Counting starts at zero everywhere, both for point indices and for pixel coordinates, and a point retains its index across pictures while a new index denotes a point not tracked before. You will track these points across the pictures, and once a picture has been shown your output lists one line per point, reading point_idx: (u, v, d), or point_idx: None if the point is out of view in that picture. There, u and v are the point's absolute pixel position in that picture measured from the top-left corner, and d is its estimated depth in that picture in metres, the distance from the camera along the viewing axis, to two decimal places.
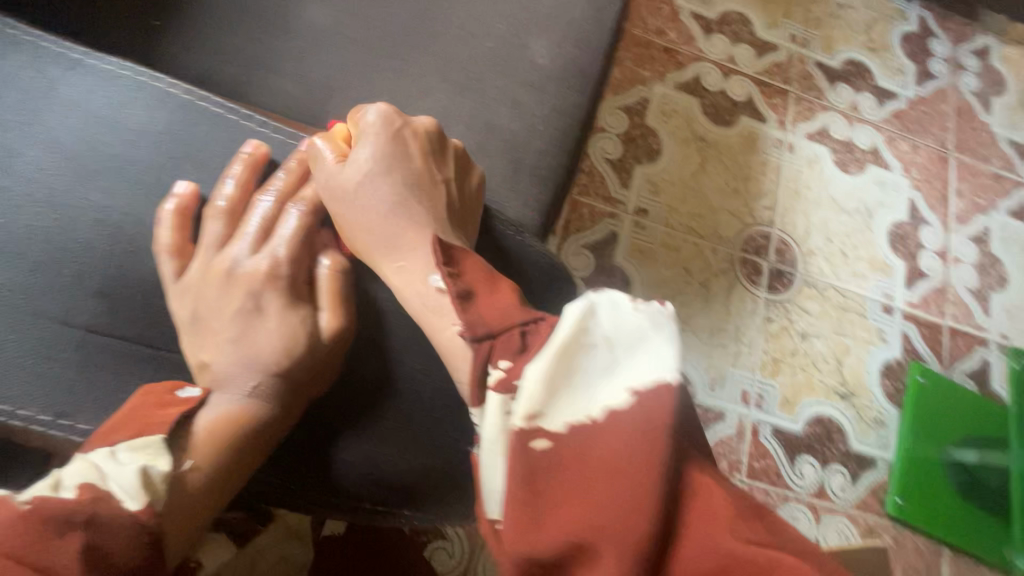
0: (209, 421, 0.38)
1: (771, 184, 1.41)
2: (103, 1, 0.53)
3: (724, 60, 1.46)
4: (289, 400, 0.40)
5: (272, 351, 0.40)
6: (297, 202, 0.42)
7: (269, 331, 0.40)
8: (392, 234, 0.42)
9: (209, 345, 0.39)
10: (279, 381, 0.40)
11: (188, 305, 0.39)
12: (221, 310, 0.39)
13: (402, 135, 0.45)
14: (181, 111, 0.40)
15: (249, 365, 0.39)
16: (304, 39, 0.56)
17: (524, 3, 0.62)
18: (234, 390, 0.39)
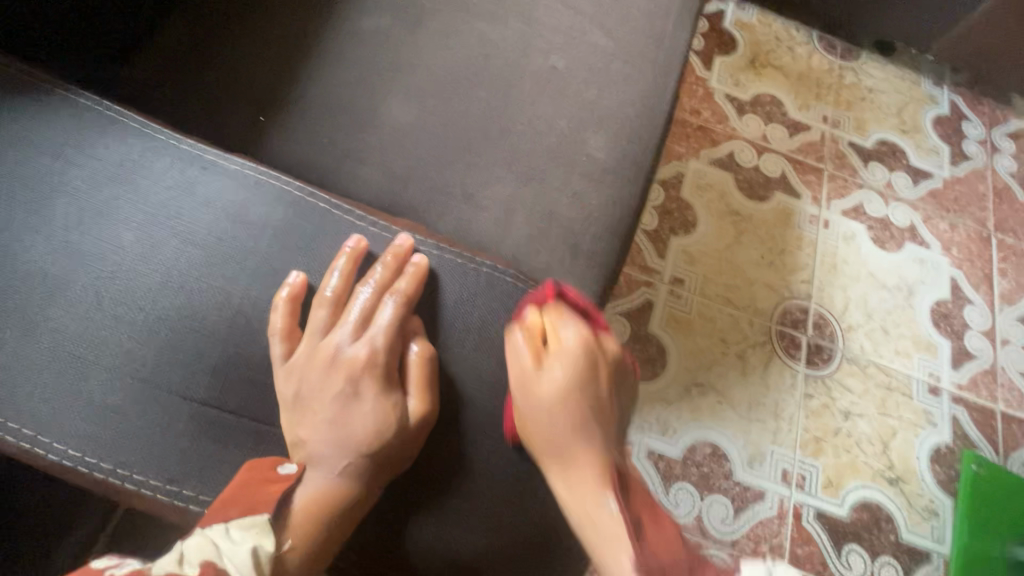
0: (304, 499, 0.38)
1: (807, 259, 1.42)
2: (219, 99, 0.60)
3: (758, 139, 1.52)
4: (373, 480, 0.39)
5: (365, 435, 0.39)
6: (394, 292, 0.42)
7: (364, 414, 0.40)
8: (567, 451, 0.47)
9: (307, 424, 0.39)
10: (370, 463, 0.39)
11: (290, 385, 0.39)
12: (320, 393, 0.39)
13: (592, 359, 0.49)
14: (295, 207, 0.43)
15: (342, 449, 0.39)
16: (387, 133, 0.62)
17: (583, 102, 0.69)
18: (326, 468, 0.39)
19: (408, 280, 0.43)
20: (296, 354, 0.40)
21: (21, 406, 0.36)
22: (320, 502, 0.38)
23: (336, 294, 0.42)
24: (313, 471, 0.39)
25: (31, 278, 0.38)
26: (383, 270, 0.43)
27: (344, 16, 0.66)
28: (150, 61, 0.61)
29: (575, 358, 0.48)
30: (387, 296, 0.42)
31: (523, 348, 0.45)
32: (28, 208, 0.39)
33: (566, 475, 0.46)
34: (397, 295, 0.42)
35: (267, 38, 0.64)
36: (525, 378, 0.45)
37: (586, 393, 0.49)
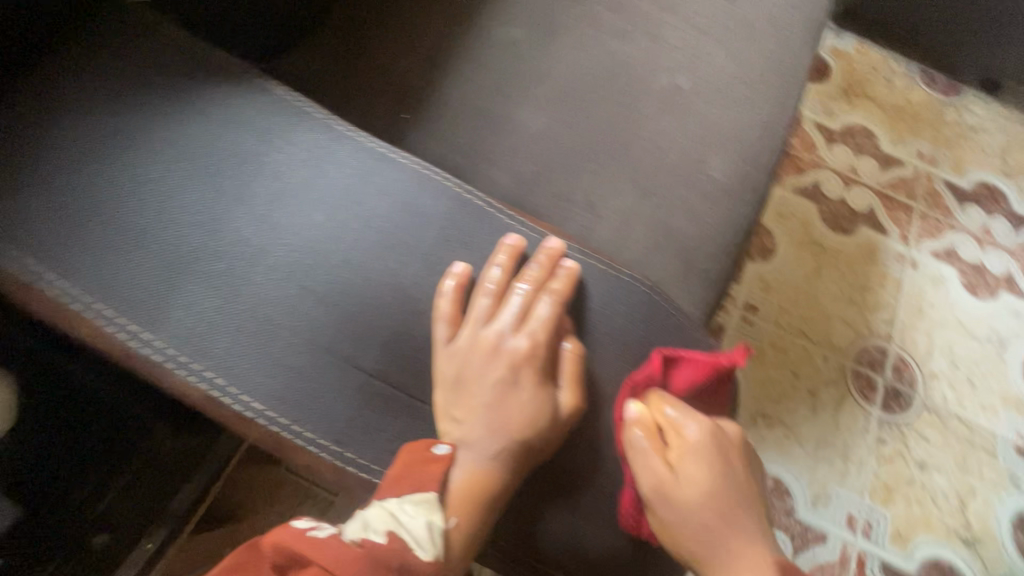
0: (461, 475, 0.41)
1: (890, 298, 1.37)
2: (362, 95, 0.65)
3: (846, 170, 1.48)
4: (519, 463, 0.42)
5: (519, 421, 0.42)
6: (549, 292, 0.45)
7: (521, 402, 0.42)
8: (724, 546, 0.44)
9: (466, 406, 0.42)
10: (521, 447, 0.42)
11: (452, 364, 0.42)
12: (482, 377, 0.42)
13: (719, 446, 0.46)
14: (459, 202, 0.46)
15: (498, 431, 0.42)
16: (515, 138, 0.65)
17: (703, 122, 0.70)
18: (477, 450, 0.41)
19: (563, 279, 0.45)
20: (459, 338, 0.43)
21: (218, 358, 0.41)
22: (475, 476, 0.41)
23: (498, 289, 0.44)
24: (468, 448, 0.41)
25: (234, 245, 0.42)
26: (539, 268, 0.45)
27: (480, 25, 0.70)
28: (306, 56, 0.66)
29: (703, 450, 0.45)
30: (543, 294, 0.45)
31: (649, 456, 0.44)
32: (234, 183, 0.44)
33: (721, 569, 0.43)
34: (553, 293, 0.44)
35: (410, 40, 0.68)
36: (659, 482, 0.44)
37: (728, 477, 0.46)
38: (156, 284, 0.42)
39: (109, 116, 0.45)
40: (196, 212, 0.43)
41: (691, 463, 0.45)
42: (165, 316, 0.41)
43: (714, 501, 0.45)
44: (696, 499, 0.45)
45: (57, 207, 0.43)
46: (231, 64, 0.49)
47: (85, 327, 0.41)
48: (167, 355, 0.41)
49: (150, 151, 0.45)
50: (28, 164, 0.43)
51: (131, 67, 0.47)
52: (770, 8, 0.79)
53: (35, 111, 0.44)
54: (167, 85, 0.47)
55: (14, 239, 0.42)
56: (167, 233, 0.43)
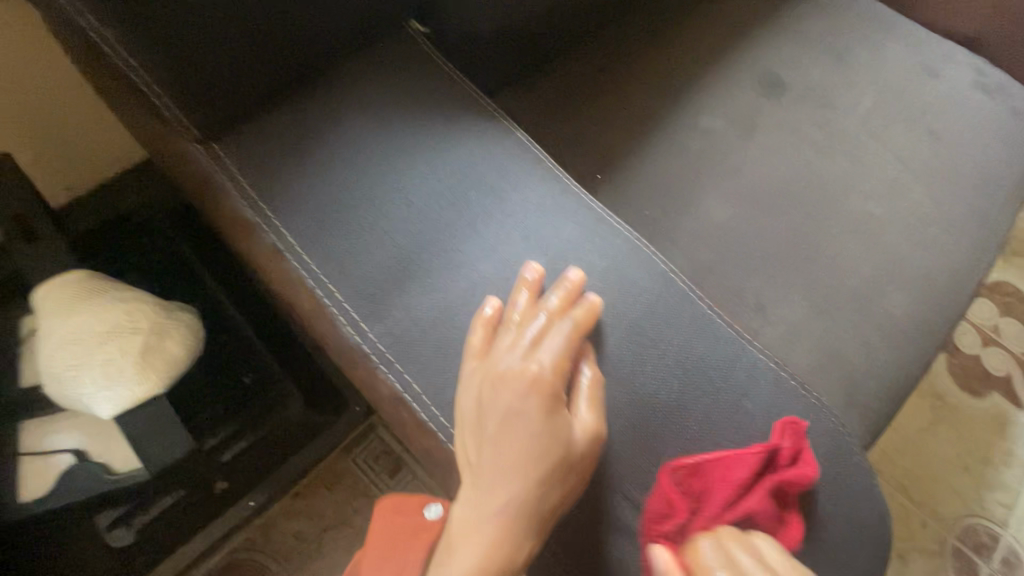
0: (470, 520, 0.41)
1: (1013, 481, 1.26)
2: (565, 147, 0.68)
3: (988, 327, 1.38)
4: (521, 510, 0.40)
5: (530, 457, 0.40)
6: (569, 316, 0.43)
7: (531, 438, 0.40)
8: None
9: (477, 444, 0.41)
10: (528, 486, 0.40)
11: (471, 398, 0.42)
12: (499, 407, 0.41)
13: None
14: (668, 283, 0.48)
15: (505, 471, 0.40)
16: (700, 224, 0.66)
17: (891, 254, 0.68)
18: (484, 492, 0.40)
19: (583, 310, 0.44)
20: (471, 372, 0.42)
21: (421, 368, 0.43)
22: (488, 519, 0.40)
23: (520, 316, 0.44)
24: (479, 490, 0.41)
25: (462, 266, 0.45)
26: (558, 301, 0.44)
27: (686, 107, 0.72)
28: (522, 98, 0.70)
29: None
30: (561, 319, 0.43)
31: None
32: (472, 210, 0.47)
33: None
34: (572, 322, 0.43)
35: (619, 106, 0.71)
36: None
37: None
38: (381, 283, 0.45)
39: (376, 123, 0.50)
40: (432, 226, 0.46)
41: None
42: (383, 312, 0.44)
43: None
44: None
45: (318, 194, 0.48)
46: (483, 98, 0.53)
47: (314, 308, 0.46)
48: (377, 351, 0.44)
49: (403, 161, 0.48)
50: (304, 153, 0.49)
51: (403, 82, 0.52)
52: (978, 155, 0.76)
53: (316, 105, 0.50)
54: (430, 107, 0.51)
55: (277, 211, 0.47)
56: (403, 237, 0.46)
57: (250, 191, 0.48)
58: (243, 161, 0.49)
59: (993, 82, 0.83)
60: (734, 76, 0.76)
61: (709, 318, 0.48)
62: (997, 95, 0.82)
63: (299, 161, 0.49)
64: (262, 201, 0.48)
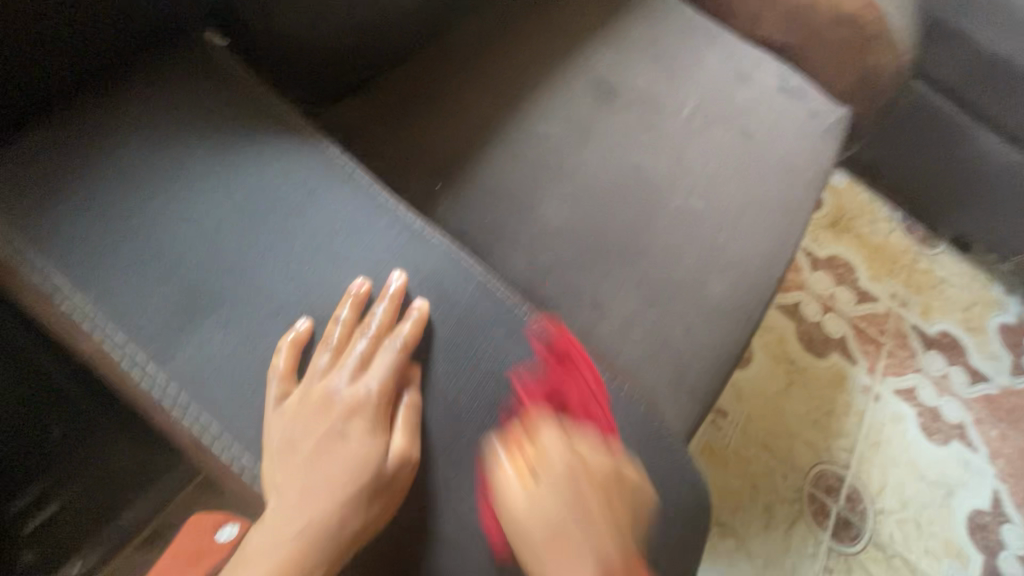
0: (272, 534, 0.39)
1: (852, 428, 1.45)
2: (407, 160, 0.69)
3: (826, 296, 1.59)
4: (302, 543, 0.39)
5: (329, 486, 0.41)
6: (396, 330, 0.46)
7: (347, 453, 0.41)
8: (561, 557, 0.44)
9: (287, 463, 0.41)
10: (322, 518, 0.40)
11: (279, 429, 0.42)
12: (305, 439, 0.41)
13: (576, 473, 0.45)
14: (486, 295, 0.50)
15: (316, 482, 0.40)
16: (540, 228, 0.69)
17: (712, 245, 0.75)
18: (290, 501, 0.40)
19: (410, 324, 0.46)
20: (297, 395, 0.42)
21: (218, 405, 0.42)
22: (274, 550, 0.39)
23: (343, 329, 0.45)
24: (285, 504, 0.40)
25: (263, 294, 0.45)
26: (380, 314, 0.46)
27: (523, 115, 0.75)
28: (360, 111, 0.70)
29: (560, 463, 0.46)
30: (383, 337, 0.45)
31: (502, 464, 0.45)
32: (269, 234, 0.46)
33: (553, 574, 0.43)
34: (397, 340, 0.45)
35: (461, 115, 0.73)
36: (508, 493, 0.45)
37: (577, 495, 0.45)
38: (169, 323, 0.43)
39: (158, 144, 0.47)
40: (224, 253, 0.45)
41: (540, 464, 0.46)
42: (174, 354, 0.42)
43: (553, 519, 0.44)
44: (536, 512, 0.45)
45: (90, 226, 0.44)
46: (286, 113, 0.52)
47: (91, 352, 0.42)
48: (169, 394, 0.42)
49: (190, 186, 0.46)
50: (69, 183, 0.44)
51: (192, 100, 0.49)
52: (784, 151, 0.87)
53: (85, 130, 0.46)
54: (224, 125, 0.49)
55: (40, 249, 0.43)
56: (194, 270, 0.44)
57: (4, 224, 0.43)
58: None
59: (796, 85, 0.94)
60: (569, 83, 0.80)
61: (528, 325, 0.50)
62: (800, 97, 0.93)
63: (65, 189, 0.44)
64: (19, 236, 0.43)
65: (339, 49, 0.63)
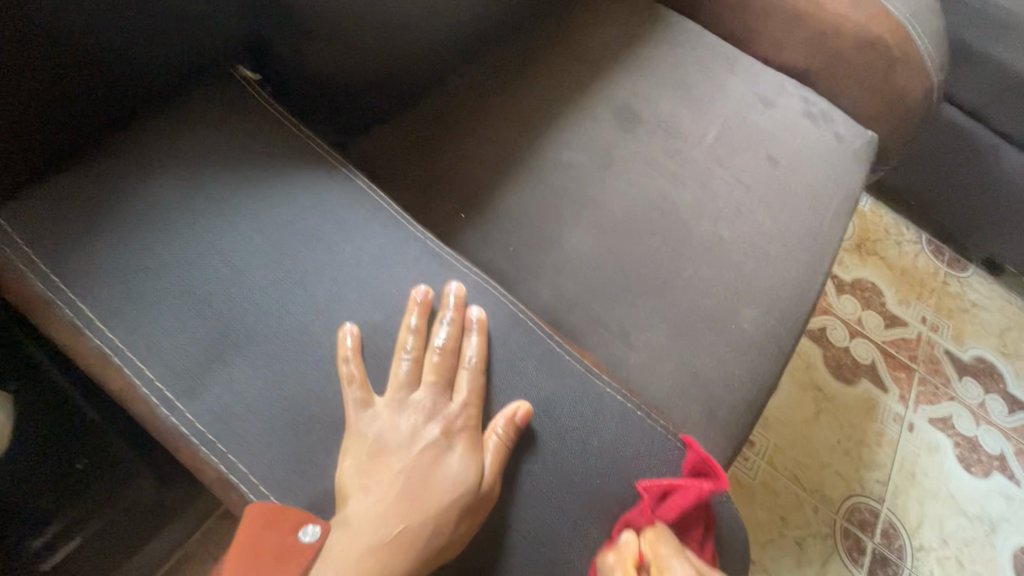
0: (355, 544, 0.39)
1: (886, 459, 1.39)
2: (431, 189, 0.69)
3: (852, 321, 1.55)
4: (383, 556, 0.39)
5: (411, 498, 0.41)
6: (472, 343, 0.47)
7: (445, 466, 0.43)
8: None
9: (373, 474, 0.42)
10: (402, 531, 0.40)
11: (365, 435, 0.42)
12: (382, 451, 0.42)
13: None
14: (516, 327, 0.50)
15: (411, 493, 0.41)
16: (565, 257, 0.68)
17: (741, 272, 0.73)
18: (378, 512, 0.40)
19: (478, 337, 0.48)
20: (376, 404, 0.43)
21: (242, 444, 0.41)
22: (358, 557, 0.39)
23: (419, 340, 0.46)
24: (373, 513, 0.40)
25: (289, 328, 0.44)
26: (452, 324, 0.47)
27: (546, 144, 0.76)
28: (385, 141, 0.70)
29: None
30: (462, 349, 0.47)
31: None
32: (297, 265, 0.46)
33: None
34: (474, 354, 0.47)
35: (484, 144, 0.73)
36: None
37: None
38: (195, 356, 0.42)
39: (186, 174, 0.47)
40: (251, 285, 0.45)
41: None
42: (199, 389, 0.42)
43: None
44: None
45: (120, 257, 0.44)
46: (314, 141, 0.52)
47: (115, 383, 0.42)
48: (196, 431, 0.41)
49: (218, 215, 0.46)
50: (100, 214, 0.45)
51: (221, 129, 0.50)
52: (812, 176, 0.85)
53: (114, 159, 0.47)
54: (251, 154, 0.50)
55: (70, 280, 0.43)
56: (220, 302, 0.44)
57: (34, 255, 0.43)
58: (27, 223, 0.44)
59: (820, 110, 0.93)
60: (591, 111, 0.80)
61: (561, 357, 0.50)
62: (824, 121, 0.92)
63: (96, 220, 0.45)
64: (50, 267, 0.43)
65: (366, 80, 0.64)
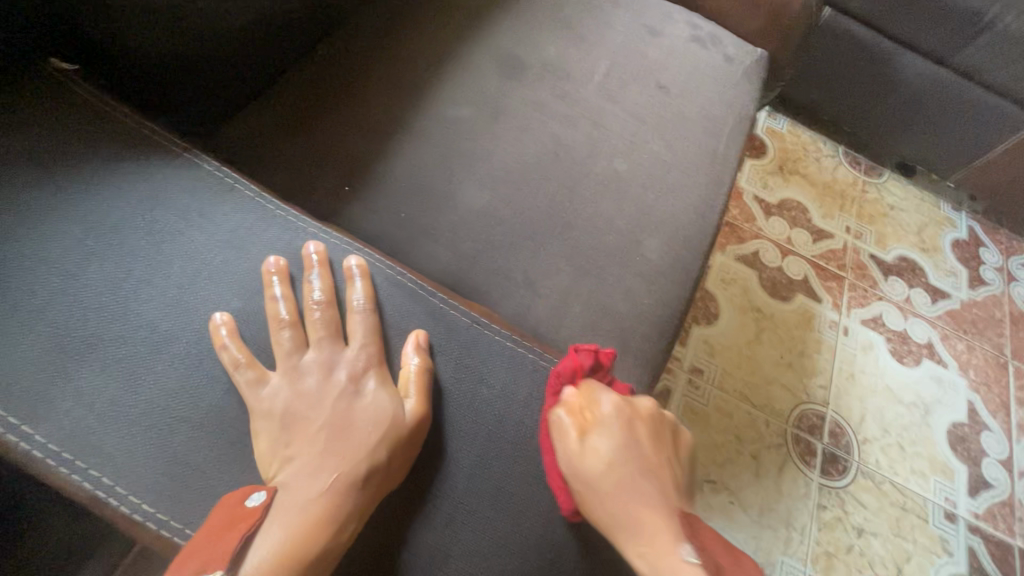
0: (299, 496, 0.42)
1: (826, 364, 1.47)
2: (313, 168, 0.66)
3: (783, 241, 1.61)
4: (335, 497, 0.42)
5: (337, 442, 0.45)
6: (354, 291, 0.52)
7: (362, 411, 0.46)
8: (635, 521, 0.47)
9: (291, 435, 0.44)
10: (341, 473, 0.43)
11: (273, 402, 0.45)
12: (295, 413, 0.45)
13: (630, 421, 0.52)
14: (389, 282, 0.54)
15: (332, 443, 0.44)
16: (460, 215, 0.67)
17: (641, 205, 0.73)
18: (311, 462, 0.43)
19: (359, 284, 0.52)
20: (270, 379, 0.46)
21: (109, 455, 0.42)
22: (309, 501, 0.42)
23: (291, 305, 0.49)
24: (312, 465, 0.43)
25: (148, 331, 0.46)
26: (323, 279, 0.51)
27: (429, 103, 0.73)
28: (244, 133, 0.67)
29: (620, 415, 0.52)
30: (346, 301, 0.51)
31: (565, 423, 0.51)
32: (153, 265, 0.48)
33: (641, 538, 0.46)
34: (359, 303, 0.51)
35: (364, 115, 0.70)
36: (571, 451, 0.50)
37: (636, 453, 0.51)
38: (39, 374, 0.43)
39: (7, 180, 0.47)
40: (108, 286, 0.46)
41: (602, 421, 0.52)
42: (48, 408, 0.42)
43: (614, 470, 0.49)
44: (602, 466, 0.50)
45: None
46: (159, 139, 0.54)
47: None
48: (50, 452, 0.41)
49: (58, 220, 0.47)
50: None
51: (34, 143, 0.49)
52: (706, 100, 0.86)
53: None
54: (84, 158, 0.50)
55: None
56: (66, 319, 0.44)
57: None
58: None
59: (708, 33, 0.93)
60: (476, 64, 0.78)
61: (427, 293, 0.55)
62: (713, 43, 0.92)
63: None
64: None
65: (202, 62, 0.59)
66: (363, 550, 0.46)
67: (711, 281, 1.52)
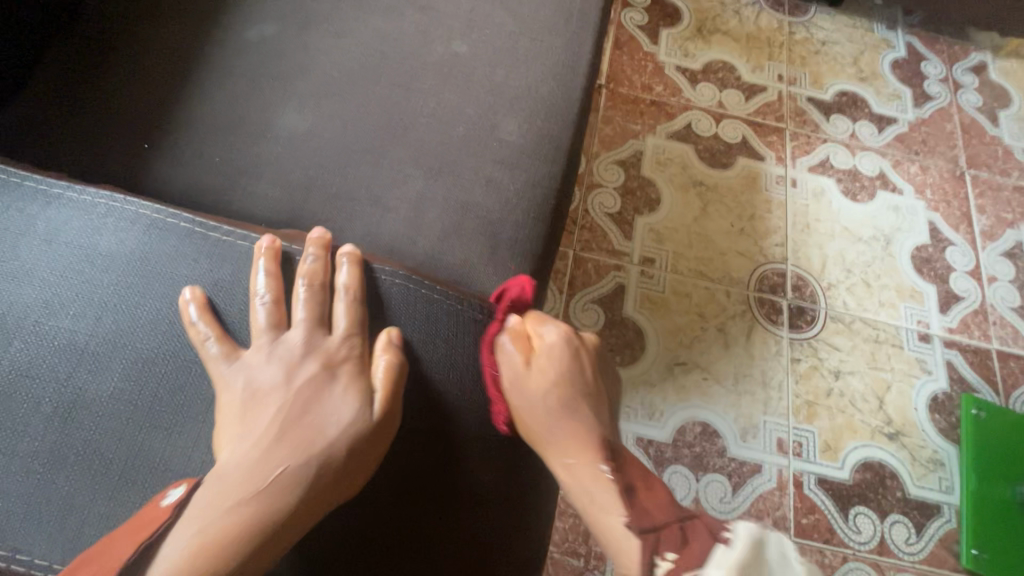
0: (240, 483, 0.43)
1: (778, 221, 1.42)
2: (105, 136, 0.58)
3: (713, 106, 1.52)
4: (278, 491, 0.43)
5: (295, 435, 0.45)
6: (346, 284, 0.52)
7: (335, 396, 0.48)
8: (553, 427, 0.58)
9: (244, 425, 0.45)
10: (286, 467, 0.44)
11: (233, 390, 0.47)
12: (255, 393, 0.47)
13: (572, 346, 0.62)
14: (187, 237, 0.52)
15: (286, 436, 0.45)
16: (283, 143, 0.60)
17: (491, 86, 0.66)
18: (257, 449, 0.44)
19: (345, 273, 0.52)
20: (237, 356, 0.48)
21: None
22: (238, 496, 0.42)
23: (270, 291, 0.50)
24: (255, 457, 0.44)
25: None
26: (317, 260, 0.53)
27: (226, 28, 0.64)
28: (22, 114, 0.59)
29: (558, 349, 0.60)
30: (336, 293, 0.52)
31: (511, 352, 0.57)
32: None
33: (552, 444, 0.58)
34: (345, 294, 0.52)
35: (158, 61, 0.62)
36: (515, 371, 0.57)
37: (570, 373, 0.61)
38: None
39: None
40: None
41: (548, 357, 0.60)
42: None
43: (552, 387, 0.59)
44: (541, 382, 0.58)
45: None
46: None
47: None
48: None
49: None
50: None
51: None
52: None
53: None
54: None
55: None
56: None
57: None
58: None
59: None
60: None
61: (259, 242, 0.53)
62: None
63: None
64: None
65: None
66: (330, 525, 0.47)
67: (645, 164, 1.44)
